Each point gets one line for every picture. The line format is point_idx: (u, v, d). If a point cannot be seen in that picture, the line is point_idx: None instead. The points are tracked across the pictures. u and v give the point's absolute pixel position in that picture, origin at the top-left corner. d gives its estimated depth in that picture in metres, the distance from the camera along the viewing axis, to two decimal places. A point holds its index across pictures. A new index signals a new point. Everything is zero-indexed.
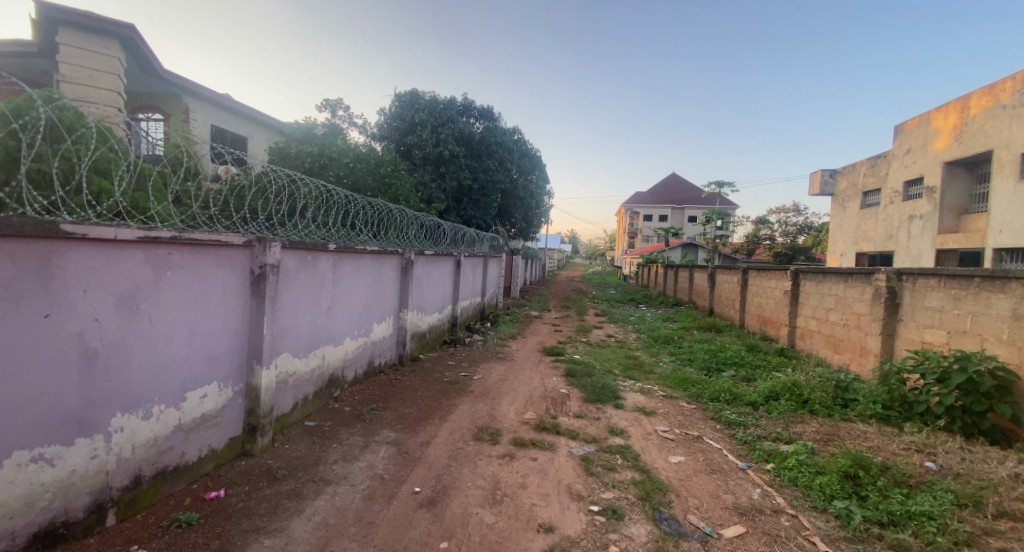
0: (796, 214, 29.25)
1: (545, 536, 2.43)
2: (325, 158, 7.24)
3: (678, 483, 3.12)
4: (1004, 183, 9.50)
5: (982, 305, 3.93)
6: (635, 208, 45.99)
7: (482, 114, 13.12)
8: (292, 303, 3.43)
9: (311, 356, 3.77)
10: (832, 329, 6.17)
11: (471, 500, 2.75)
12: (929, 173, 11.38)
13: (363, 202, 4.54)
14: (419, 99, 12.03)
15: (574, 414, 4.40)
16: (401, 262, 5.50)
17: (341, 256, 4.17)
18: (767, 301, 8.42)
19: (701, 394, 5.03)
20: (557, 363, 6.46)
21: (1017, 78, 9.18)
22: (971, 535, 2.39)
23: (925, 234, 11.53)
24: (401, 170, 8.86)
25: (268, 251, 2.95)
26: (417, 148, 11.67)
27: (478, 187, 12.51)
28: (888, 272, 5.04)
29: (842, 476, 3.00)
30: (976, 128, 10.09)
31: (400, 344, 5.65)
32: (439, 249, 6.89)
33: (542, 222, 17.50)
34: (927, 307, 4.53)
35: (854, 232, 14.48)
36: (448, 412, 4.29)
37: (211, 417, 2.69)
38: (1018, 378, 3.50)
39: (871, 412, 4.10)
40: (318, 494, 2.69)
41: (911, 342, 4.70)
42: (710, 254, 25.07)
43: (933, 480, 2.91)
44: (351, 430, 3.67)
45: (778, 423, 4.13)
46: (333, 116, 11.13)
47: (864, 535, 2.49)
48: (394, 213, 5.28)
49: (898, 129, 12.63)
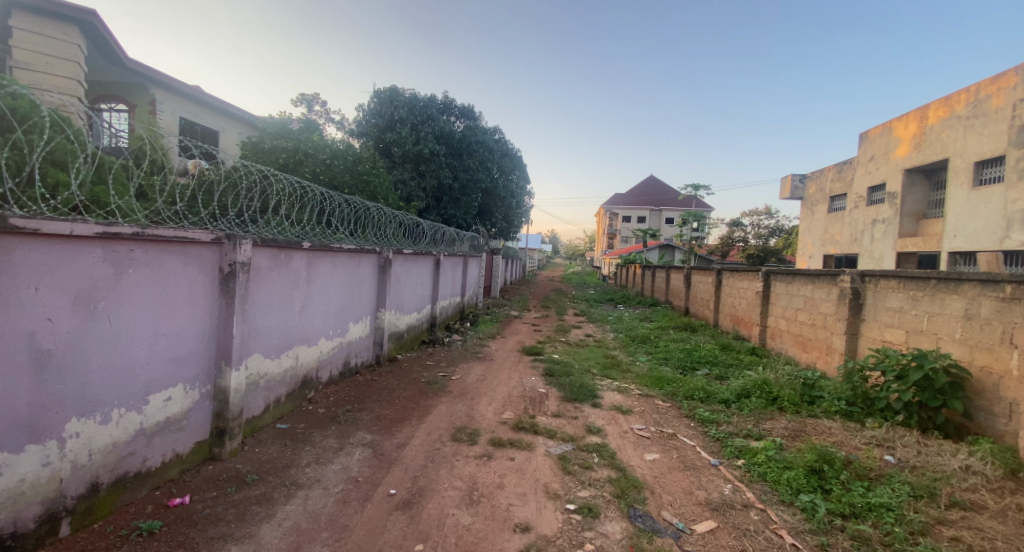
0: (767, 218, 30.19)
1: (521, 536, 2.44)
2: (300, 154, 7.07)
3: (653, 480, 3.18)
4: (958, 191, 9.99)
5: (937, 306, 4.12)
6: (614, 208, 46.81)
7: (462, 113, 13.02)
8: (263, 302, 3.33)
9: (284, 357, 3.68)
10: (801, 328, 6.37)
11: (448, 501, 2.73)
12: (891, 180, 11.87)
13: (340, 200, 4.42)
14: (399, 96, 11.88)
15: (552, 413, 4.42)
16: (379, 260, 5.42)
17: (316, 255, 4.07)
18: (739, 301, 8.68)
19: (676, 392, 5.13)
20: (536, 362, 6.50)
21: (971, 90, 9.67)
22: (926, 525, 2.51)
23: (887, 238, 12.05)
24: (380, 169, 8.72)
25: (238, 249, 2.85)
26: (396, 145, 11.53)
27: (459, 186, 12.41)
28: (852, 274, 5.25)
29: (808, 471, 3.12)
30: (934, 137, 10.60)
31: (378, 345, 5.58)
32: (418, 248, 6.84)
33: (522, 222, 17.57)
34: (889, 307, 4.72)
35: (822, 235, 15.02)
36: (425, 413, 4.25)
37: (176, 420, 2.59)
38: (968, 375, 3.70)
39: (836, 408, 4.29)
40: (289, 499, 2.62)
41: (874, 341, 4.90)
42: (686, 254, 25.30)
43: (892, 473, 3.04)
44: (325, 432, 3.60)
45: (748, 420, 4.26)
46: (309, 111, 10.86)
47: (828, 527, 2.58)
48: (372, 211, 5.19)
49: (863, 136, 13.16)
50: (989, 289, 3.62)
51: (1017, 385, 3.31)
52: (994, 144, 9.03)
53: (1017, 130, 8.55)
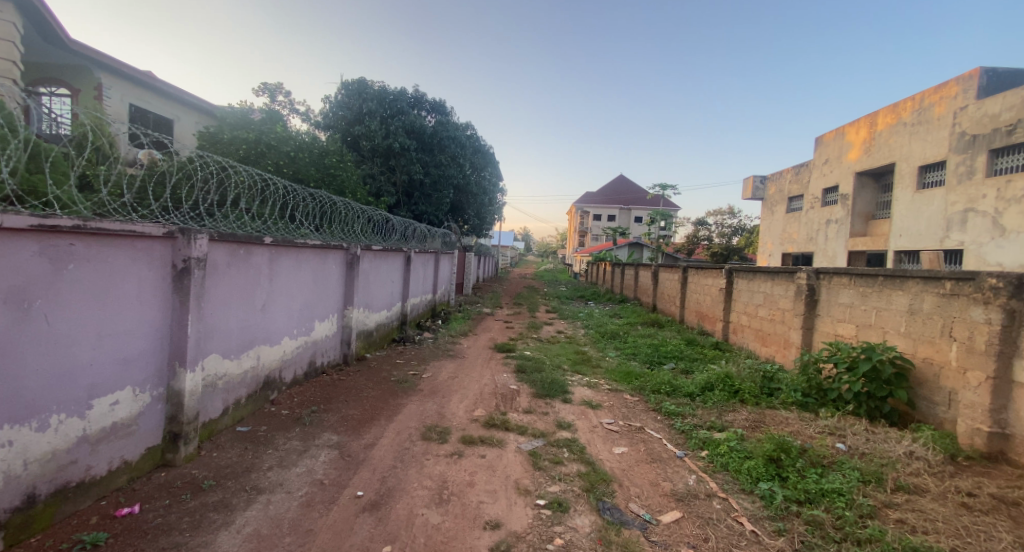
0: (730, 217, 31.26)
1: (491, 533, 2.43)
2: (263, 146, 6.79)
3: (621, 473, 3.23)
4: (903, 193, 10.63)
5: (885, 302, 4.36)
6: (584, 207, 47.43)
7: (434, 108, 12.81)
8: (221, 300, 3.18)
9: (244, 357, 3.52)
10: (761, 323, 6.64)
11: (417, 501, 2.69)
12: (844, 182, 12.51)
13: (304, 194, 4.27)
14: (368, 88, 11.59)
15: (523, 409, 4.43)
16: (346, 256, 5.28)
17: (278, 250, 3.92)
18: (704, 297, 8.96)
19: (644, 387, 5.25)
20: (508, 359, 6.50)
21: (916, 99, 10.31)
22: (874, 508, 2.66)
23: (839, 237, 12.69)
24: (348, 163, 8.49)
25: (193, 244, 2.70)
26: (365, 138, 11.25)
27: (430, 181, 12.24)
28: (808, 271, 5.50)
29: (766, 460, 3.25)
30: (882, 142, 11.23)
31: (345, 344, 5.44)
32: (388, 245, 6.71)
33: (494, 220, 17.52)
34: (841, 303, 4.97)
35: (781, 234, 15.69)
36: (395, 412, 4.18)
37: (124, 425, 2.44)
38: (912, 366, 3.95)
39: (792, 399, 4.50)
40: (250, 504, 2.52)
41: (827, 334, 5.16)
42: (654, 253, 25.90)
43: (843, 460, 3.21)
44: (289, 434, 3.47)
45: (712, 412, 4.41)
46: (272, 102, 10.41)
47: (784, 513, 2.70)
48: (339, 206, 5.05)
49: (818, 141, 13.81)
50: (930, 286, 3.86)
51: (954, 374, 3.55)
52: (936, 149, 9.66)
53: (956, 137, 9.15)
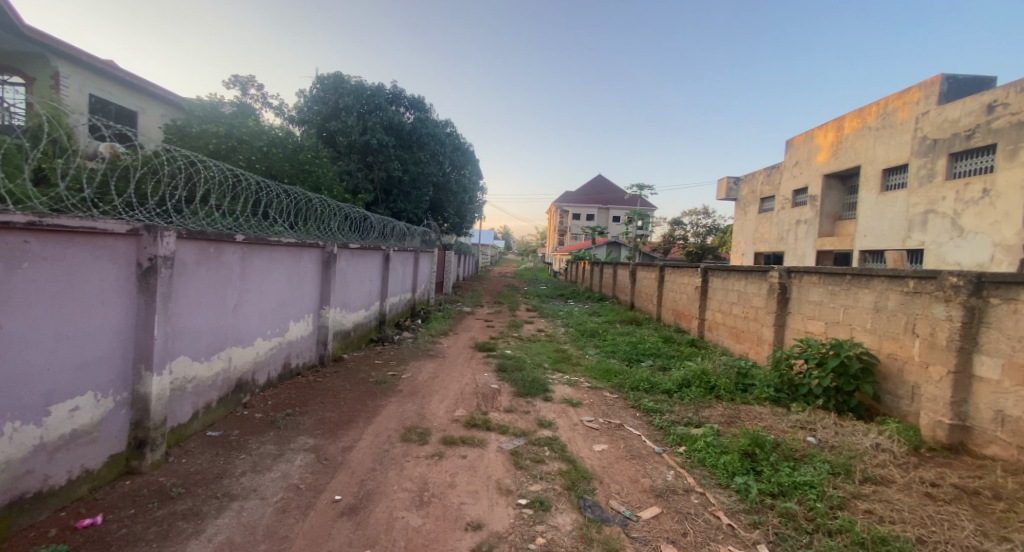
0: (705, 217, 31.97)
1: (473, 534, 2.41)
2: (233, 140, 6.55)
3: (602, 470, 3.26)
4: (868, 195, 11.07)
5: (852, 299, 4.53)
6: (564, 206, 47.72)
7: (412, 104, 12.63)
8: (190, 300, 3.05)
9: (214, 359, 3.40)
10: (735, 321, 6.80)
11: (397, 504, 2.64)
12: (813, 184, 12.94)
13: (278, 190, 4.14)
14: (344, 83, 11.35)
15: (504, 409, 4.42)
16: (322, 255, 5.16)
17: (251, 248, 3.79)
18: (680, 296, 9.13)
19: (623, 384, 5.31)
20: (489, 358, 6.48)
21: (880, 105, 10.74)
22: (843, 499, 2.75)
23: (808, 237, 13.12)
24: (324, 159, 8.30)
25: (159, 242, 2.58)
26: (341, 134, 11.02)
27: (409, 179, 12.09)
28: (780, 270, 5.66)
29: (742, 454, 3.33)
30: (849, 146, 11.66)
31: (321, 344, 5.32)
32: (366, 243, 6.59)
33: (474, 218, 17.45)
34: (811, 301, 5.14)
35: (753, 234, 16.13)
36: (373, 414, 4.10)
37: (86, 432, 2.31)
38: (877, 361, 4.11)
39: (766, 395, 4.63)
40: (221, 512, 2.43)
41: (798, 331, 5.32)
42: (632, 252, 26.23)
43: (814, 453, 3.32)
44: (263, 438, 3.37)
45: (689, 408, 4.49)
46: (244, 95, 10.05)
47: (759, 506, 2.77)
48: (314, 203, 4.92)
49: (788, 143, 14.24)
50: (895, 284, 4.02)
51: (917, 369, 3.71)
52: (899, 152, 10.09)
53: (918, 141, 9.57)
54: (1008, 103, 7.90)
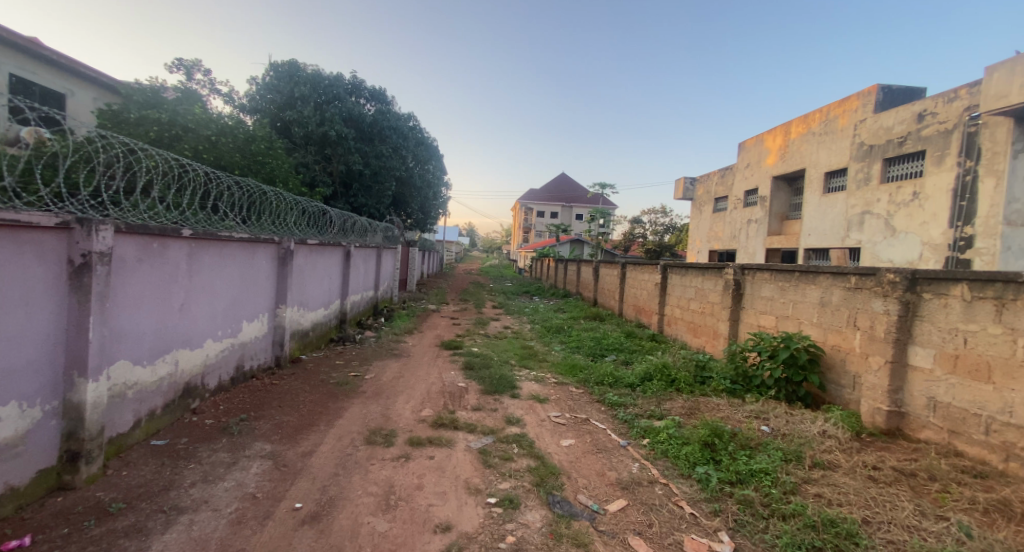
0: (663, 216, 32.97)
1: (442, 536, 2.36)
2: (178, 128, 6.10)
3: (569, 466, 3.28)
4: (811, 197, 11.77)
5: (800, 295, 4.79)
6: (528, 204, 47.91)
7: (373, 96, 12.26)
8: (130, 300, 2.82)
9: (159, 362, 3.16)
10: (692, 316, 7.05)
11: (362, 509, 2.56)
12: (763, 185, 13.62)
13: (229, 182, 3.89)
14: (300, 71, 10.88)
15: (471, 407, 4.38)
16: (278, 251, 4.91)
17: (199, 244, 3.55)
18: (641, 292, 9.37)
19: (588, 379, 5.39)
20: (455, 356, 6.40)
21: (823, 112, 11.43)
22: (795, 484, 2.90)
23: (758, 236, 13.80)
24: (278, 150, 7.89)
25: (95, 237, 2.36)
26: (297, 125, 10.53)
27: (370, 173, 11.73)
28: (734, 267, 5.91)
29: (702, 445, 3.45)
30: (795, 149, 12.35)
31: (277, 345, 5.07)
32: (325, 239, 6.33)
33: (438, 214, 17.20)
34: (763, 296, 5.40)
35: (709, 232, 16.80)
36: (335, 416, 3.95)
37: (9, 446, 2.09)
38: (823, 352, 4.36)
39: (722, 387, 4.83)
40: (169, 526, 2.26)
41: (751, 325, 5.58)
42: (595, 249, 26.66)
43: (768, 441, 3.48)
44: (214, 446, 3.17)
45: (652, 401, 4.61)
46: (190, 80, 9.38)
47: (719, 494, 2.88)
48: (269, 196, 4.66)
49: (740, 146, 14.91)
50: (838, 281, 4.28)
51: (858, 359, 3.97)
52: (839, 157, 10.78)
53: (856, 147, 10.26)
54: (936, 113, 8.59)
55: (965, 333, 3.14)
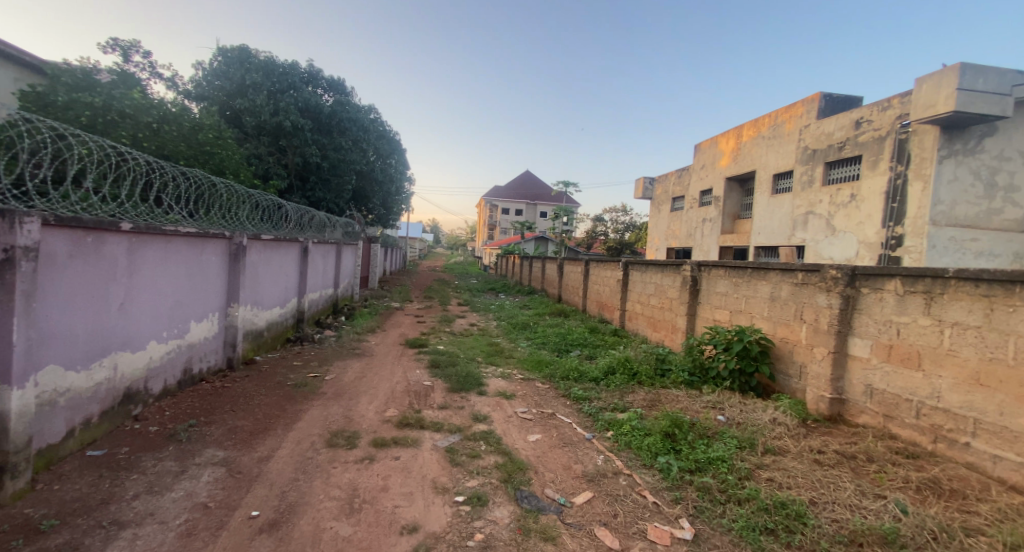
0: (623, 214, 33.78)
1: (409, 537, 2.32)
2: (113, 113, 5.62)
3: (536, 460, 3.31)
4: (761, 197, 12.40)
5: (752, 290, 5.02)
6: (493, 200, 47.78)
7: (331, 86, 11.82)
8: (59, 299, 2.58)
9: (95, 367, 2.91)
10: (652, 311, 7.28)
11: (324, 514, 2.47)
12: (717, 186, 14.22)
13: (174, 172, 3.64)
14: (251, 58, 10.32)
15: (438, 405, 4.32)
16: (228, 247, 4.64)
17: (140, 238, 3.30)
18: (604, 288, 9.56)
19: (554, 374, 5.45)
20: (420, 355, 6.29)
21: (772, 116, 12.04)
22: (749, 470, 3.05)
23: (712, 234, 14.41)
24: (228, 140, 7.45)
25: (18, 230, 2.14)
26: (248, 113, 9.95)
27: (328, 166, 11.31)
28: (691, 264, 6.13)
29: (663, 435, 3.56)
30: (746, 152, 12.97)
31: (229, 346, 4.80)
32: (281, 234, 6.05)
33: (400, 210, 16.85)
34: (718, 292, 5.64)
35: (666, 230, 17.38)
36: (293, 419, 3.80)
37: None
38: (773, 344, 4.61)
39: (681, 379, 5.01)
40: (109, 543, 2.09)
41: (707, 320, 5.82)
42: (559, 247, 26.91)
43: (724, 430, 3.64)
44: (160, 454, 2.96)
45: (615, 394, 4.72)
46: (127, 62, 8.67)
47: (680, 482, 2.98)
48: (219, 188, 4.40)
49: (696, 147, 15.49)
50: (787, 277, 4.52)
51: (804, 350, 4.22)
52: (786, 160, 11.41)
53: (802, 150, 10.89)
54: (871, 120, 9.25)
55: (898, 324, 3.40)
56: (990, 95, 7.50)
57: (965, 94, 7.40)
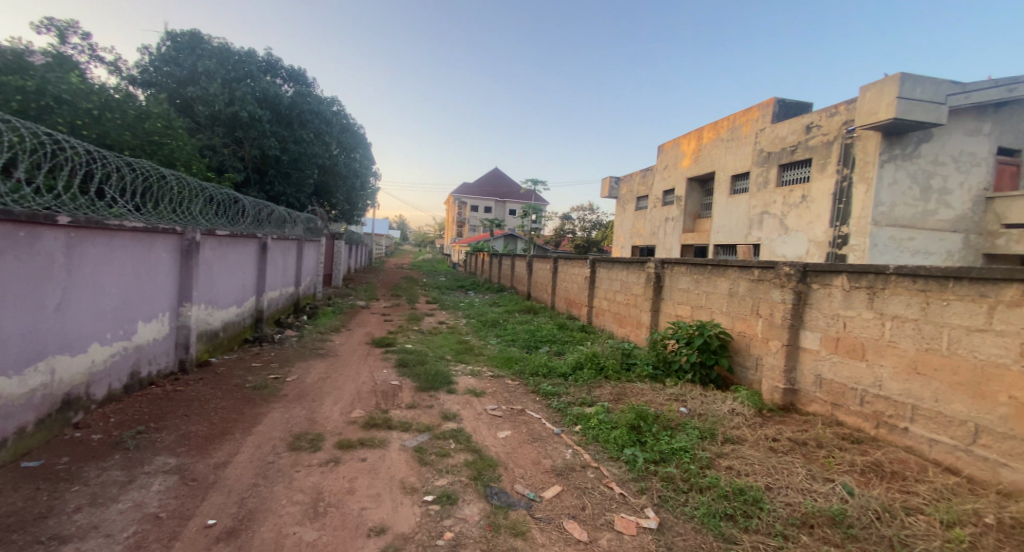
0: (591, 213, 34.29)
1: (376, 539, 2.27)
2: (49, 97, 5.18)
3: (506, 456, 3.31)
4: (720, 197, 12.89)
5: (712, 286, 5.21)
6: (462, 197, 47.40)
7: (291, 76, 11.40)
8: None
9: (29, 372, 2.69)
10: (618, 307, 7.43)
11: (287, 519, 2.38)
12: (679, 186, 14.68)
13: (118, 163, 3.41)
14: (203, 44, 9.80)
15: (406, 405, 4.25)
16: (179, 242, 4.38)
17: (80, 233, 3.07)
18: (572, 285, 9.68)
19: (523, 370, 5.47)
20: (387, 354, 6.17)
21: (730, 119, 12.52)
22: (710, 459, 3.17)
23: (674, 233, 14.87)
24: (179, 130, 7.04)
25: None
26: (201, 102, 9.43)
27: (289, 159, 10.90)
28: (655, 261, 6.29)
29: (629, 428, 3.65)
30: (707, 153, 13.45)
31: (181, 347, 4.54)
32: (237, 230, 5.78)
33: (365, 206, 16.48)
34: (680, 288, 5.82)
35: (631, 228, 17.78)
36: (253, 422, 3.64)
37: None
38: (731, 338, 4.81)
39: (645, 372, 5.15)
40: None
41: (670, 315, 6.00)
42: (528, 245, 27.02)
43: (686, 421, 3.77)
44: (105, 464, 2.77)
45: (583, 389, 4.80)
46: (64, 43, 8.03)
47: (645, 473, 3.07)
48: (168, 180, 4.15)
49: (659, 148, 15.92)
50: (744, 273, 4.72)
51: (761, 343, 4.42)
52: (743, 161, 11.91)
53: (758, 153, 11.39)
54: (820, 125, 9.78)
55: (845, 318, 3.62)
56: (925, 104, 8.07)
57: (904, 102, 7.93)
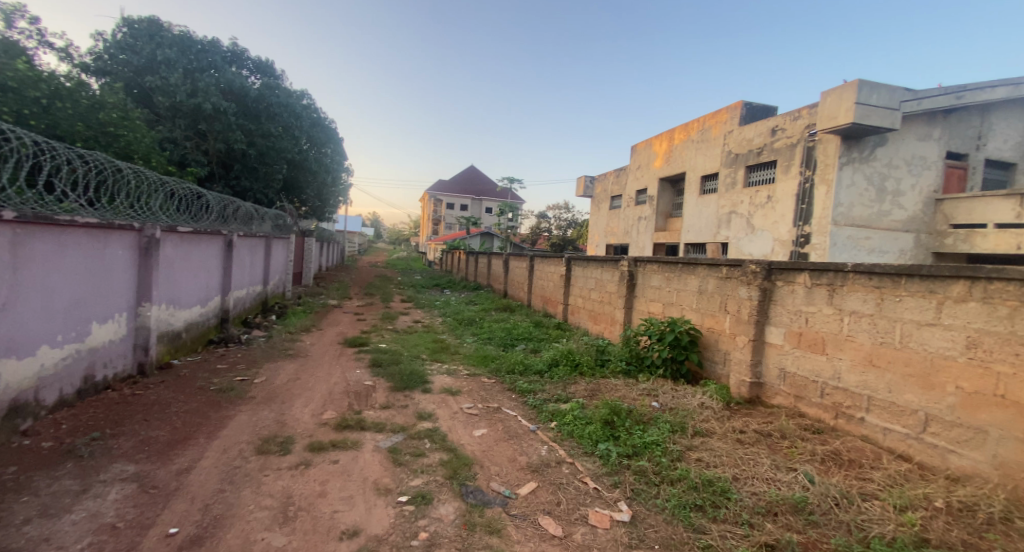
0: (566, 212, 34.56)
1: (349, 542, 2.23)
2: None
3: (482, 455, 3.31)
4: (690, 197, 13.21)
5: (683, 284, 5.33)
6: (437, 195, 46.99)
7: (258, 68, 11.05)
8: None
9: None
10: (593, 305, 7.52)
11: (254, 525, 2.31)
12: (651, 186, 14.96)
13: (70, 155, 3.23)
14: (163, 31, 9.37)
15: (380, 405, 4.19)
16: (137, 240, 4.17)
17: (25, 230, 2.89)
18: (548, 283, 9.74)
19: (499, 368, 5.48)
20: (360, 353, 6.06)
21: (700, 121, 12.84)
22: (681, 452, 3.26)
23: (647, 232, 15.15)
24: (137, 121, 6.71)
25: None
26: (160, 92, 9.02)
27: (256, 153, 10.55)
28: (629, 259, 6.40)
29: (603, 423, 3.70)
30: (678, 154, 13.76)
31: (140, 349, 4.34)
32: (201, 226, 5.55)
33: (337, 203, 16.13)
34: (652, 285, 5.94)
35: (606, 227, 18.03)
36: (219, 426, 3.52)
37: None
38: (701, 334, 4.94)
39: (619, 368, 5.24)
40: None
41: (642, 312, 6.11)
42: (504, 243, 27.01)
43: (658, 415, 3.86)
44: (57, 472, 2.62)
45: (558, 386, 4.84)
46: (9, 27, 7.52)
47: (618, 467, 3.12)
48: (125, 174, 3.95)
49: (632, 149, 16.19)
50: (713, 271, 4.85)
51: (728, 339, 4.56)
52: (712, 162, 12.24)
53: (726, 154, 11.73)
54: (785, 129, 10.15)
55: (806, 314, 3.77)
56: (882, 109, 8.47)
57: (862, 108, 8.32)
